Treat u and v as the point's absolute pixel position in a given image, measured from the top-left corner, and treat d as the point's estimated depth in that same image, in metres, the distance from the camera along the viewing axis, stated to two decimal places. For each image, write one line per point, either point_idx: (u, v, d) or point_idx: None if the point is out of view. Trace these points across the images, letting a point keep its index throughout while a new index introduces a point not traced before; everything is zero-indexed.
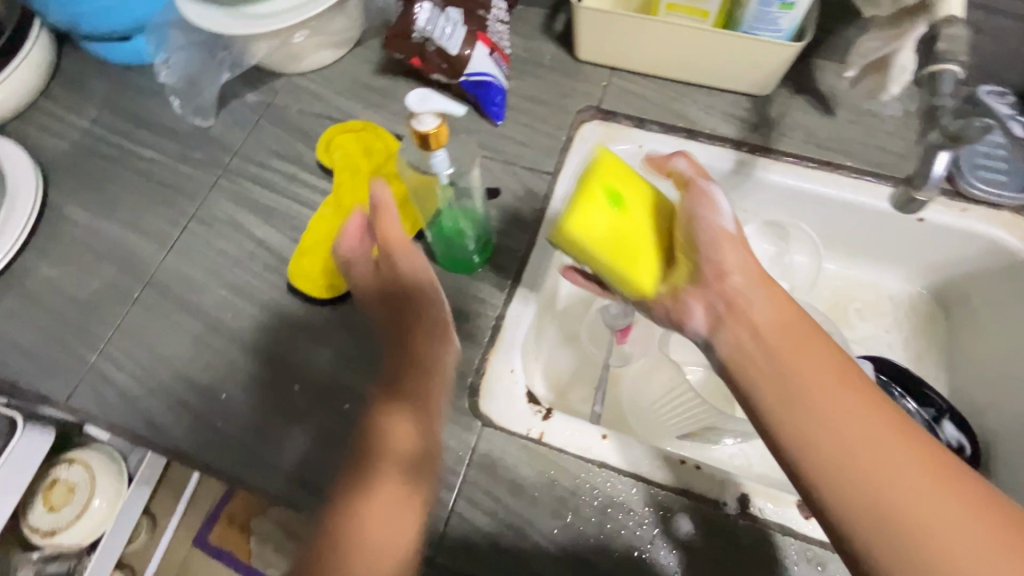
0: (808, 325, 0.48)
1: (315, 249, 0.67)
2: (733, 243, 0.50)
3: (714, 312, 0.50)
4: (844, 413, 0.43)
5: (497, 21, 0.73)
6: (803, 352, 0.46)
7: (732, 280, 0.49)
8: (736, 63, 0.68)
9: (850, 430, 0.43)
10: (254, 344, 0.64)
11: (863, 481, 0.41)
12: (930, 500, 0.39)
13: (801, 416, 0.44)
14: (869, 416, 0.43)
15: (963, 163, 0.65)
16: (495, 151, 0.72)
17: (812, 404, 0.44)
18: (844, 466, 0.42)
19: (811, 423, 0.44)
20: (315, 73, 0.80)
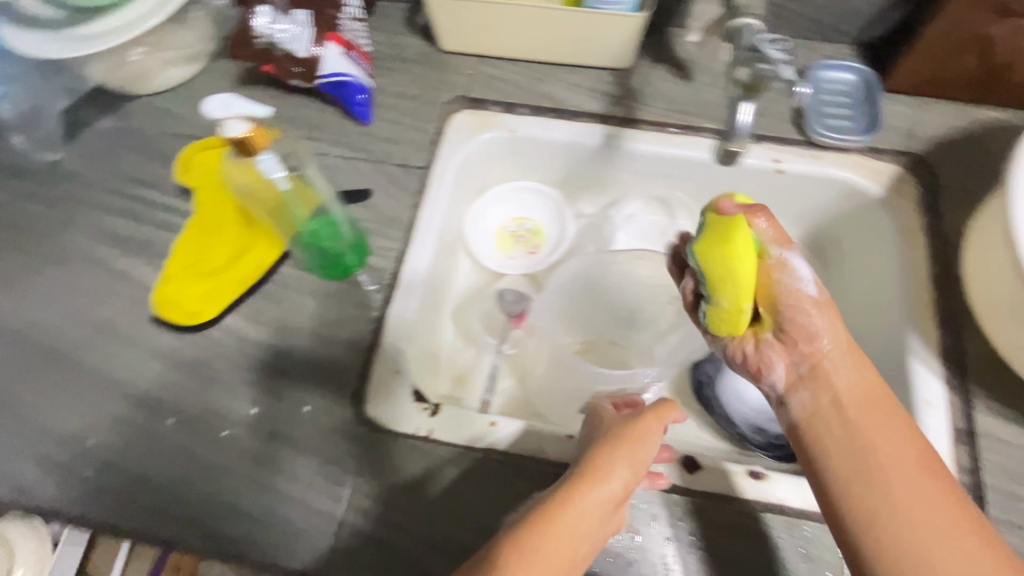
0: (886, 397, 0.51)
1: (179, 275, 0.64)
2: (823, 309, 0.53)
3: (799, 371, 0.54)
4: (902, 472, 0.47)
5: (352, 19, 0.72)
6: (874, 419, 0.50)
7: (821, 344, 0.53)
8: (590, 39, 0.69)
9: (891, 452, 0.48)
10: (122, 385, 0.61)
11: (885, 501, 0.47)
12: (933, 540, 0.44)
13: (844, 454, 0.49)
14: (921, 479, 0.47)
15: (809, 114, 0.68)
16: (365, 152, 0.71)
17: (870, 458, 0.48)
18: (880, 515, 0.46)
19: (856, 456, 0.49)
20: (170, 91, 0.76)
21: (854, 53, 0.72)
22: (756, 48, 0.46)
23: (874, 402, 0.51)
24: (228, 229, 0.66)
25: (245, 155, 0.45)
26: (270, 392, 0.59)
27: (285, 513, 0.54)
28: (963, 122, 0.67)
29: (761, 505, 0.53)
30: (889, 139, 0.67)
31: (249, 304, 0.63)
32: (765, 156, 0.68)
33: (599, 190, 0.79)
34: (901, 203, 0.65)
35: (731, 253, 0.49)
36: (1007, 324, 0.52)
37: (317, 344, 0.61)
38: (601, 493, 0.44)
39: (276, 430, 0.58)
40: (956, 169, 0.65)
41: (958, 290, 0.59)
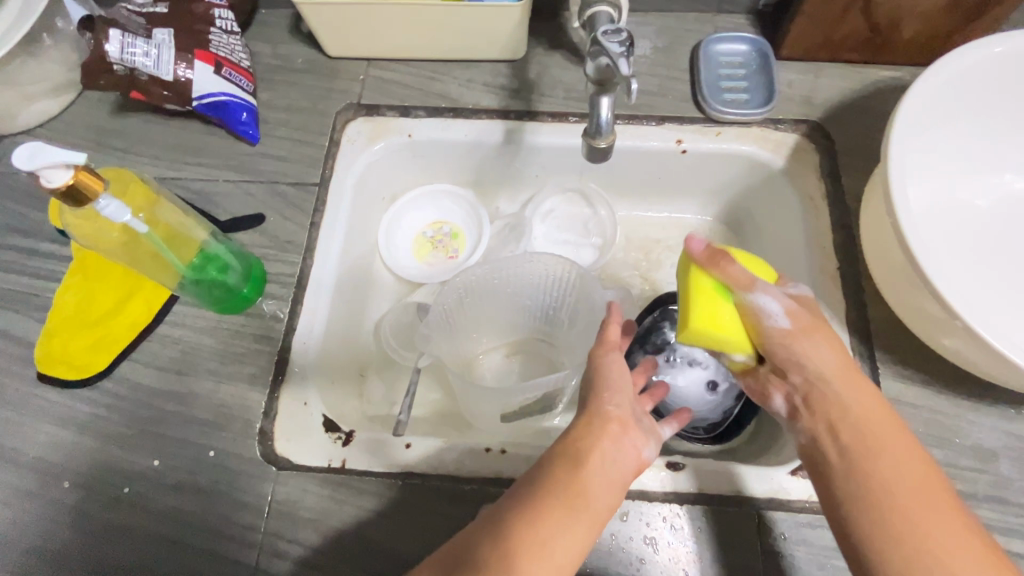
0: (888, 419, 0.48)
1: (63, 327, 0.60)
2: (808, 334, 0.49)
3: (795, 401, 0.50)
4: (916, 493, 0.44)
5: (223, 33, 0.67)
6: (877, 439, 0.46)
7: (811, 370, 0.49)
8: (477, 32, 0.66)
9: (893, 475, 0.44)
10: (11, 452, 0.57)
11: (895, 532, 0.42)
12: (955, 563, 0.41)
13: (847, 480, 0.45)
14: (931, 498, 0.43)
15: (707, 89, 0.67)
16: (256, 174, 0.67)
17: (879, 477, 0.44)
18: (898, 538, 0.42)
19: (861, 485, 0.45)
20: (40, 127, 0.70)
21: (749, 23, 0.70)
22: (597, 41, 0.41)
23: (879, 428, 0.47)
24: (113, 272, 0.62)
25: (80, 203, 0.42)
26: (171, 441, 0.56)
27: (196, 566, 0.52)
28: (857, 85, 0.67)
29: (679, 497, 0.52)
30: (787, 109, 0.66)
31: (142, 350, 0.60)
32: (668, 137, 0.67)
33: (512, 186, 0.77)
34: (802, 172, 0.65)
35: (708, 312, 0.49)
36: (901, 288, 0.52)
37: (218, 384, 0.58)
38: (606, 432, 0.47)
39: (181, 480, 0.55)
40: (853, 134, 0.65)
41: (861, 257, 0.59)
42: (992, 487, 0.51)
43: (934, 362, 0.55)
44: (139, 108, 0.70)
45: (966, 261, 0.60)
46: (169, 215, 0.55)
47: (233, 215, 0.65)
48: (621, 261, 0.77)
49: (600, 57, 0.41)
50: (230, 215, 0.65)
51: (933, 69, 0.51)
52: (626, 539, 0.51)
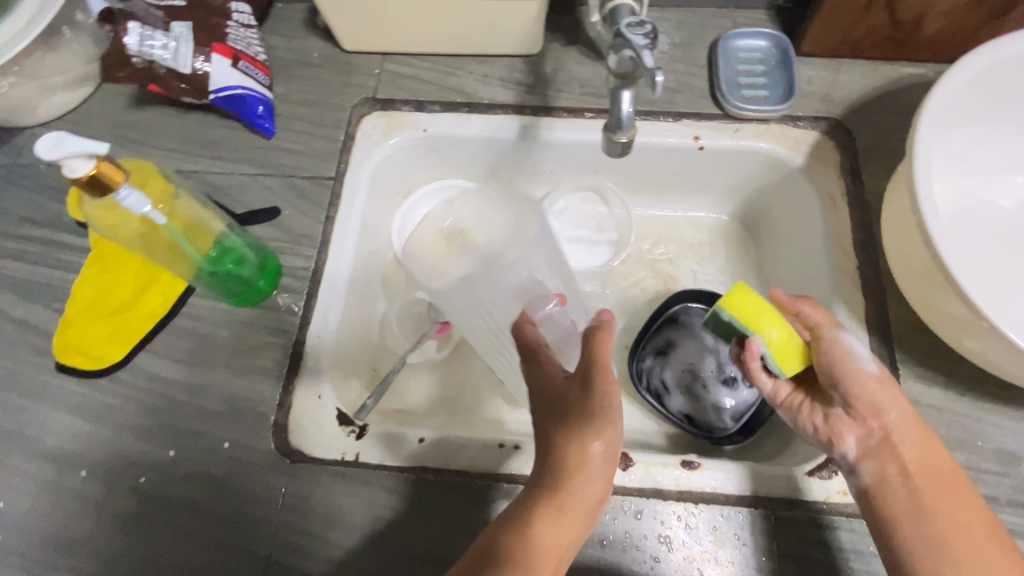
0: (949, 466, 0.50)
1: (80, 317, 0.60)
2: (884, 382, 0.51)
3: (867, 443, 0.51)
4: (976, 544, 0.46)
5: (239, 27, 0.68)
6: (942, 488, 0.48)
7: (886, 416, 0.50)
8: (495, 26, 0.66)
9: (957, 525, 0.47)
10: (25, 441, 0.57)
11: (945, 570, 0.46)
12: None
13: (915, 524, 0.47)
14: (991, 548, 0.46)
15: (725, 86, 0.66)
16: (271, 167, 0.67)
17: (943, 526, 0.47)
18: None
19: (927, 525, 0.47)
20: (59, 120, 0.71)
21: (768, 18, 0.69)
22: (621, 33, 0.41)
23: (941, 475, 0.49)
24: (130, 263, 0.62)
25: (100, 194, 0.42)
26: (184, 432, 0.56)
27: (207, 559, 0.52)
28: (879, 82, 0.66)
29: (694, 496, 0.51)
30: (807, 106, 0.65)
31: (156, 341, 0.60)
32: (684, 133, 0.66)
33: (525, 182, 0.77)
34: (821, 170, 0.64)
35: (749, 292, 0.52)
36: (924, 287, 0.51)
37: (232, 376, 0.58)
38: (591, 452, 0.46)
39: (194, 471, 0.55)
40: (875, 131, 0.64)
41: (881, 256, 0.59)
42: (1016, 491, 0.50)
43: (957, 364, 0.54)
44: (155, 101, 0.71)
45: (992, 262, 0.59)
46: (185, 205, 0.54)
47: (248, 208, 0.65)
48: (634, 259, 0.76)
49: (624, 49, 0.41)
50: (245, 208, 0.66)
51: (960, 65, 0.50)
52: (641, 537, 0.50)
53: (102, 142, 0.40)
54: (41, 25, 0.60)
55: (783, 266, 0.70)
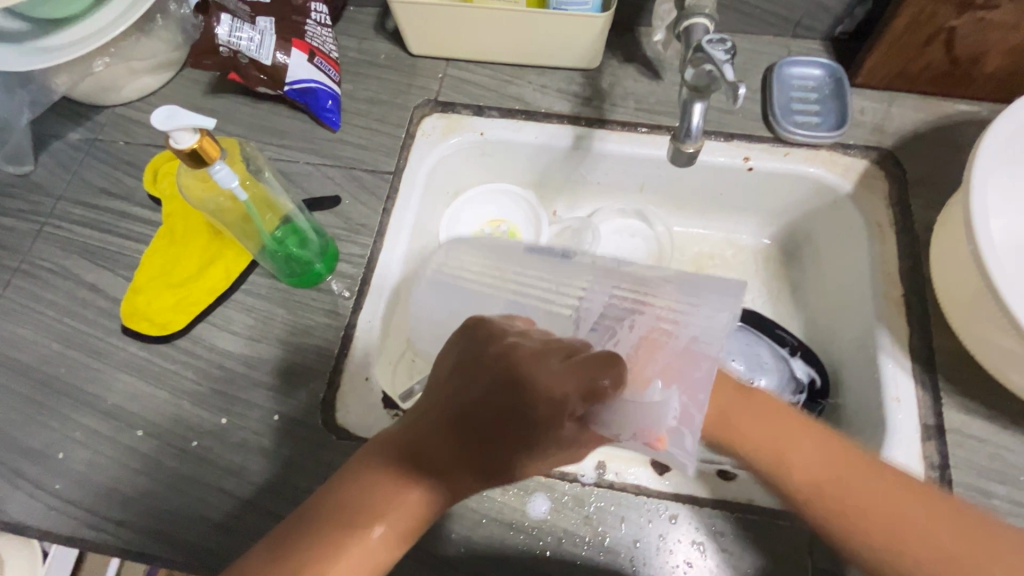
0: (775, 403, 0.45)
1: (147, 285, 0.64)
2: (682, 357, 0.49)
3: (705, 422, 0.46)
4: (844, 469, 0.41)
5: (316, 25, 0.72)
6: (773, 422, 0.44)
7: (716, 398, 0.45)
8: (558, 40, 0.69)
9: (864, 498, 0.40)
10: (95, 398, 0.60)
11: (816, 489, 0.41)
12: (895, 509, 0.39)
13: (786, 465, 0.42)
14: (862, 467, 0.41)
15: (778, 110, 0.67)
16: (334, 158, 0.71)
17: (799, 448, 0.42)
18: (843, 502, 0.40)
19: (789, 457, 0.42)
20: (141, 102, 0.75)
21: (822, 49, 0.71)
22: (702, 48, 0.45)
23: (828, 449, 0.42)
24: (197, 238, 0.65)
25: (198, 166, 0.46)
26: (239, 402, 0.59)
27: (254, 524, 0.54)
28: (932, 117, 0.67)
29: (731, 505, 0.52)
30: (859, 135, 0.67)
31: (217, 314, 0.63)
32: (735, 153, 0.68)
33: (572, 192, 0.80)
34: (870, 199, 0.65)
35: None
36: (973, 318, 0.52)
37: (286, 353, 0.61)
38: (538, 438, 0.39)
39: (245, 440, 0.57)
40: (926, 164, 0.65)
41: (928, 285, 0.59)
42: None
43: (1002, 397, 0.54)
44: (230, 89, 0.74)
45: None
46: (269, 185, 0.59)
47: (311, 194, 0.69)
48: None
49: (705, 63, 0.45)
50: (307, 195, 0.69)
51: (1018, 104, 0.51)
52: (674, 541, 0.51)
53: (211, 119, 0.44)
54: (139, 12, 0.65)
55: (823, 293, 0.71)
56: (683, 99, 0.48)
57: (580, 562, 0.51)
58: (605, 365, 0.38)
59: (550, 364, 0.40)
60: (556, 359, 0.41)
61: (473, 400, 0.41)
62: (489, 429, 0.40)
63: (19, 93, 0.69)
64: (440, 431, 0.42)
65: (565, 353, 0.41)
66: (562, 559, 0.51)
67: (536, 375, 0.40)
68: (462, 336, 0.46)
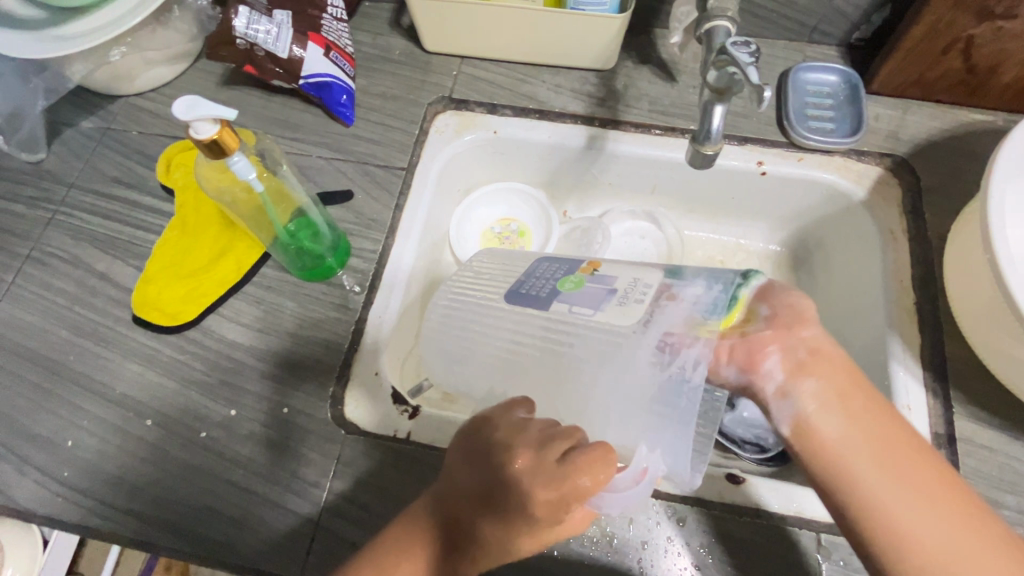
0: (899, 433, 0.41)
1: (159, 275, 0.64)
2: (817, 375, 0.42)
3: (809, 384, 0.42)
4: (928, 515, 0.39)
5: (332, 20, 0.72)
6: (889, 454, 0.40)
7: (810, 405, 0.41)
8: (575, 40, 0.69)
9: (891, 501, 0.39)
10: (104, 387, 0.60)
11: (893, 536, 0.39)
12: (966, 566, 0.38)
13: (887, 493, 0.39)
14: (949, 511, 0.39)
15: (793, 116, 0.67)
16: (347, 153, 0.71)
17: (899, 472, 0.40)
18: (921, 553, 0.38)
19: (888, 491, 0.39)
20: (155, 92, 0.75)
21: (838, 55, 0.71)
22: (726, 50, 0.46)
23: (867, 434, 0.41)
24: (209, 229, 0.65)
25: (216, 157, 0.47)
26: (249, 394, 0.59)
27: (262, 517, 0.54)
28: (947, 125, 0.67)
29: (738, 508, 0.52)
30: (873, 142, 0.67)
31: (227, 306, 0.63)
32: (749, 157, 0.68)
33: (583, 192, 0.80)
34: (884, 206, 0.65)
35: None
36: (988, 328, 0.52)
37: (295, 346, 0.61)
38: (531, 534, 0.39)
39: (254, 432, 0.57)
40: (940, 172, 0.65)
41: (941, 294, 0.59)
42: None
43: (1013, 407, 0.54)
44: (244, 81, 0.74)
45: None
46: (285, 179, 0.59)
47: (324, 188, 0.69)
48: None
49: (728, 66, 0.46)
50: (320, 189, 0.69)
51: None
52: (681, 543, 0.51)
53: (232, 110, 0.45)
54: (156, 2, 0.65)
55: (834, 299, 0.71)
56: (703, 101, 0.49)
57: (588, 562, 0.51)
58: (587, 467, 0.36)
59: (543, 480, 0.37)
60: (548, 466, 0.37)
61: (478, 501, 0.40)
62: (493, 529, 0.39)
63: (34, 80, 0.69)
64: (447, 522, 0.42)
65: (558, 455, 0.38)
66: (570, 559, 0.51)
67: (532, 492, 0.37)
68: (467, 428, 0.43)
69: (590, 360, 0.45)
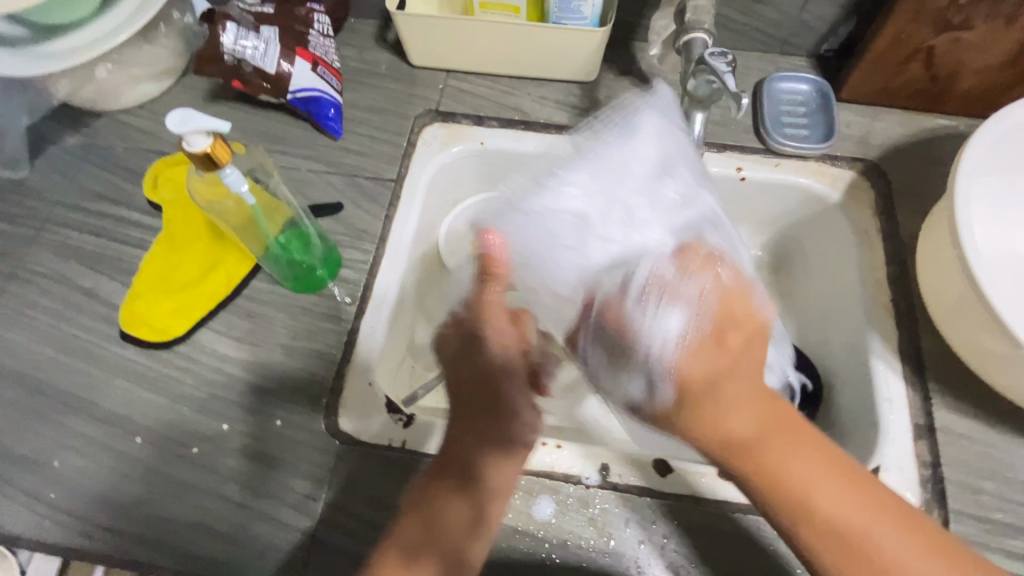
0: (784, 412, 0.45)
1: (146, 291, 0.63)
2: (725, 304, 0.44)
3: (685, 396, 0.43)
4: (802, 462, 0.43)
5: (319, 36, 0.73)
6: (791, 437, 0.44)
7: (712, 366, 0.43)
8: (557, 53, 0.71)
9: (804, 474, 0.43)
10: (93, 405, 0.59)
11: (796, 510, 0.43)
12: (818, 480, 0.43)
13: (792, 462, 0.43)
14: (813, 466, 0.43)
15: (769, 122, 0.70)
16: (335, 165, 0.71)
17: (790, 464, 0.43)
18: (806, 488, 0.43)
19: (780, 475, 0.43)
20: (140, 108, 0.75)
21: (809, 65, 0.74)
22: (704, 61, 0.49)
23: (776, 420, 0.44)
24: (198, 243, 0.65)
25: (209, 169, 0.48)
26: (240, 407, 0.58)
27: (257, 530, 0.54)
28: (914, 130, 0.70)
29: (731, 504, 0.53)
30: (845, 147, 0.70)
31: (215, 320, 0.62)
32: (728, 163, 0.70)
33: None
34: (858, 208, 0.67)
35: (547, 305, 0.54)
36: (960, 320, 0.54)
37: (286, 358, 0.61)
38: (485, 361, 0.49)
39: (247, 445, 0.57)
40: (910, 174, 0.68)
41: (916, 289, 0.62)
42: None
43: (985, 397, 0.56)
44: (231, 96, 0.75)
45: None
46: (277, 192, 0.61)
47: (314, 201, 0.69)
48: None
49: (707, 75, 0.50)
50: (310, 202, 0.69)
51: (995, 117, 0.54)
52: (677, 541, 0.52)
53: (229, 123, 0.46)
54: (141, 20, 0.65)
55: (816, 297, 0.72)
56: (685, 109, 0.53)
57: (585, 565, 0.52)
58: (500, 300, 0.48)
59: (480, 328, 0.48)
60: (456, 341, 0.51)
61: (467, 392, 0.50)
62: (473, 374, 0.50)
63: (18, 97, 0.68)
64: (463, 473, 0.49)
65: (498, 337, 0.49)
66: (568, 562, 0.52)
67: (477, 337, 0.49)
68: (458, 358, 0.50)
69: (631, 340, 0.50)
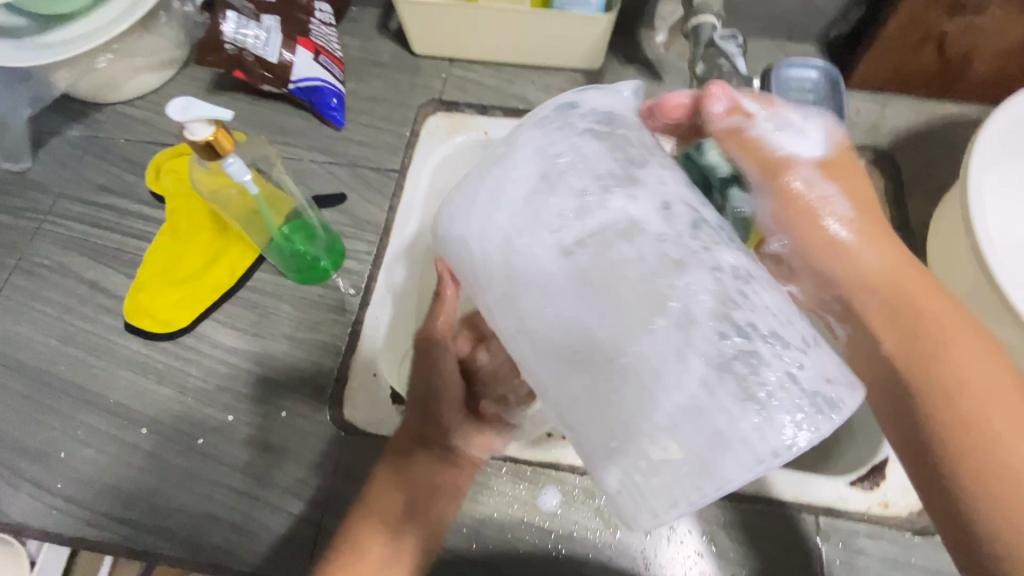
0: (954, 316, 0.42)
1: (150, 282, 0.63)
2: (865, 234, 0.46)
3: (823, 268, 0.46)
4: (979, 366, 0.40)
5: (321, 24, 0.72)
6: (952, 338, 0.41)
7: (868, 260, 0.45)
8: (561, 40, 0.70)
9: (965, 374, 0.40)
10: (99, 396, 0.59)
11: (952, 410, 0.39)
12: (988, 384, 0.39)
13: (962, 359, 0.40)
14: (994, 372, 0.40)
15: None
16: (338, 156, 0.71)
17: (950, 364, 0.40)
18: (957, 385, 0.39)
19: (935, 357, 0.41)
20: (142, 100, 0.75)
21: (818, 52, 0.74)
22: (716, 43, 0.49)
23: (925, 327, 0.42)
24: (201, 234, 0.65)
25: (211, 159, 0.47)
26: (245, 399, 0.58)
27: (263, 521, 0.54)
28: (924, 118, 0.69)
29: (738, 495, 0.53)
30: (854, 135, 0.68)
31: (219, 311, 0.62)
32: None
33: None
34: None
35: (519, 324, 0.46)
36: (972, 309, 0.53)
37: (291, 349, 0.60)
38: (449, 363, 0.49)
39: (253, 436, 0.57)
40: (920, 162, 0.67)
41: None
42: None
43: None
44: (232, 87, 0.74)
45: None
46: (279, 181, 0.60)
47: (317, 192, 0.69)
48: None
49: (718, 58, 0.49)
50: (313, 193, 0.69)
51: (1011, 102, 0.52)
52: (683, 532, 0.52)
53: (231, 111, 0.46)
54: (142, 9, 0.64)
55: None
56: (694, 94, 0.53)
57: (591, 556, 0.51)
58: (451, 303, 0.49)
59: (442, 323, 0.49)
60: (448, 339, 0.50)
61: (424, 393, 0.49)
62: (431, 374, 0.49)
63: (19, 88, 0.68)
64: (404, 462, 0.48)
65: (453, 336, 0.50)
66: (574, 553, 0.52)
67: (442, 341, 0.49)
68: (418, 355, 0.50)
69: (714, 373, 0.31)
